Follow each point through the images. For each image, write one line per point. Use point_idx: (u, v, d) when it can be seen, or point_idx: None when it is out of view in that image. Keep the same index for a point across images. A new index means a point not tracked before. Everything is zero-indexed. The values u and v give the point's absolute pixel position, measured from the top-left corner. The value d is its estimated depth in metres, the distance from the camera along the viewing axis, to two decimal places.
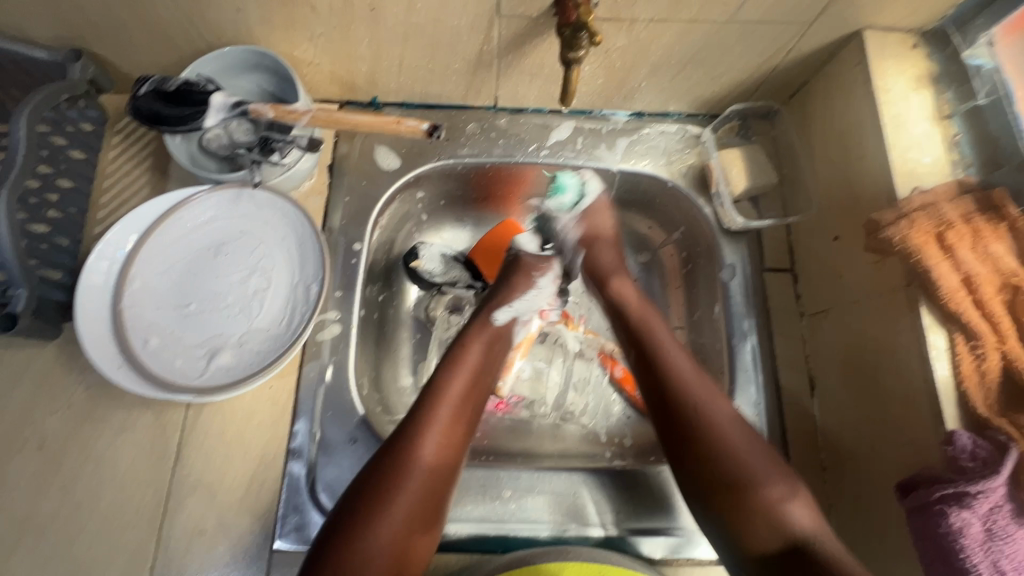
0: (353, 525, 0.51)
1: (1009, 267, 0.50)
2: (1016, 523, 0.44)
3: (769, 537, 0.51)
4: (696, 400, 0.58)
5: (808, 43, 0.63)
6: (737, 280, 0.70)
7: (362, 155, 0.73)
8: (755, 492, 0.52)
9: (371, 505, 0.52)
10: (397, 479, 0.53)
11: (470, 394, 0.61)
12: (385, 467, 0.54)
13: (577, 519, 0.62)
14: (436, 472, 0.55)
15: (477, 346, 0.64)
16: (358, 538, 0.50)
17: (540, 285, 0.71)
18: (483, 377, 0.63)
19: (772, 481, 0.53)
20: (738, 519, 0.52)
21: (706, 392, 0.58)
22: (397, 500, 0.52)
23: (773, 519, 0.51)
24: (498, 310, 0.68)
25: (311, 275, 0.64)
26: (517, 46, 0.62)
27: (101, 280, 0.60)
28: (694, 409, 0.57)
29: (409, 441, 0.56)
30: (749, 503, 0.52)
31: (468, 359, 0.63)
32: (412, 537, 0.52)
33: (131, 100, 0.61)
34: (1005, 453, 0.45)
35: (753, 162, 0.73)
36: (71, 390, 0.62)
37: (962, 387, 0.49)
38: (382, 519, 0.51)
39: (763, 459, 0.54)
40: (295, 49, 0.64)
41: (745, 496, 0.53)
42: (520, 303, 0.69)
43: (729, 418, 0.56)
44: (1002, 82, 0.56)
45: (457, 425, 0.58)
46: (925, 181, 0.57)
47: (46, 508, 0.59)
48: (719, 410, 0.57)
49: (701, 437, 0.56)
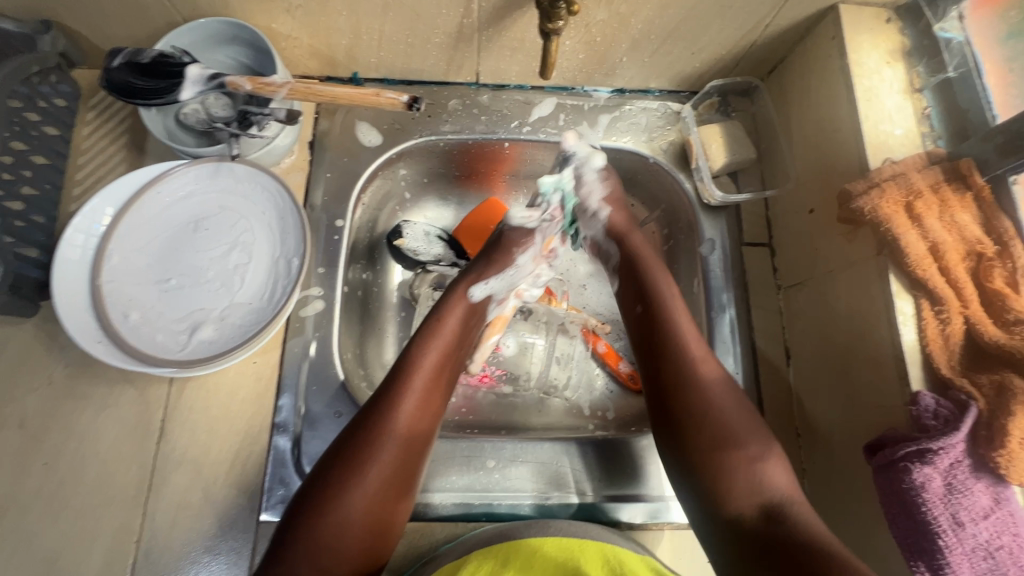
0: (328, 495, 0.52)
1: (973, 235, 0.52)
2: (974, 477, 0.46)
3: (744, 496, 0.54)
4: (694, 364, 0.59)
5: (785, 18, 0.64)
6: (716, 255, 0.72)
7: (343, 132, 0.73)
8: (733, 453, 0.55)
9: (345, 478, 0.52)
10: (372, 448, 0.54)
11: (444, 365, 0.61)
12: (360, 441, 0.54)
13: (559, 487, 0.63)
14: (410, 443, 0.56)
15: (452, 323, 0.64)
16: (333, 511, 0.51)
17: (518, 262, 0.70)
18: (457, 348, 0.63)
19: (751, 444, 0.55)
20: (716, 478, 0.55)
21: (703, 354, 0.60)
22: (371, 469, 0.53)
23: (750, 481, 0.54)
24: (474, 284, 0.67)
25: (293, 249, 0.64)
26: (497, 19, 0.62)
27: (77, 254, 0.60)
28: (686, 376, 0.59)
29: (382, 413, 0.56)
30: (724, 451, 0.55)
31: (444, 332, 0.62)
32: (388, 504, 0.53)
33: (104, 72, 0.59)
34: (964, 412, 0.47)
35: (733, 138, 0.74)
36: (51, 368, 0.62)
37: (927, 351, 0.51)
38: (358, 488, 0.52)
39: (740, 419, 0.57)
40: (273, 22, 0.64)
41: (722, 458, 0.55)
42: (497, 281, 0.68)
43: (721, 381, 0.59)
44: (970, 54, 0.58)
45: (433, 397, 0.59)
46: (895, 152, 0.59)
47: (29, 485, 0.58)
48: (714, 377, 0.59)
49: (689, 397, 0.58)
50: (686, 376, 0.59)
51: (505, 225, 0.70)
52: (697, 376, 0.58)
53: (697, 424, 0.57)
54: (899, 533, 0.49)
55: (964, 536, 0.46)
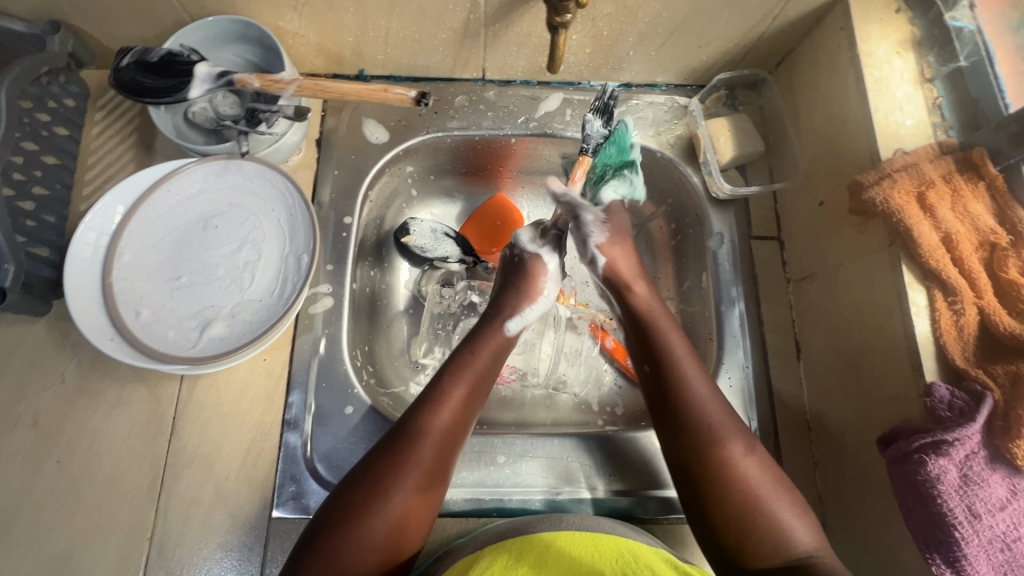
0: (371, 491, 0.52)
1: (987, 226, 0.52)
2: (990, 468, 0.46)
3: (765, 525, 0.52)
4: (702, 414, 0.57)
5: (794, 9, 0.63)
6: (724, 249, 0.71)
7: (350, 129, 0.73)
8: (749, 509, 0.52)
9: (363, 504, 0.52)
10: (394, 478, 0.53)
11: (473, 397, 0.60)
12: (382, 466, 0.54)
13: (570, 482, 0.63)
14: (431, 475, 0.55)
15: (481, 351, 0.64)
16: (351, 535, 0.50)
17: (546, 290, 0.69)
18: (486, 377, 0.63)
19: (781, 504, 0.53)
20: (744, 542, 0.52)
21: (718, 411, 0.57)
22: (414, 467, 0.54)
23: (775, 537, 0.51)
24: (511, 319, 0.66)
25: (302, 246, 0.64)
26: (504, 14, 0.62)
27: (89, 252, 0.60)
28: (708, 440, 0.55)
29: (408, 442, 0.55)
30: (750, 522, 0.52)
31: (473, 364, 0.62)
32: (404, 532, 0.53)
33: (114, 72, 0.60)
34: (980, 402, 0.47)
35: (741, 131, 0.73)
36: (64, 366, 0.62)
37: (941, 341, 0.51)
38: (400, 485, 0.53)
39: (736, 443, 0.55)
40: (280, 19, 0.64)
41: (741, 514, 0.52)
42: (530, 312, 0.68)
43: (731, 434, 0.56)
44: (982, 43, 0.57)
45: (460, 430, 0.58)
46: (906, 143, 0.58)
47: (43, 482, 0.59)
48: (722, 425, 0.56)
49: (717, 469, 0.54)
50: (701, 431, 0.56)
51: (518, 250, 0.70)
52: (710, 427, 0.56)
53: (716, 494, 0.53)
54: (914, 526, 0.48)
55: (980, 528, 0.45)
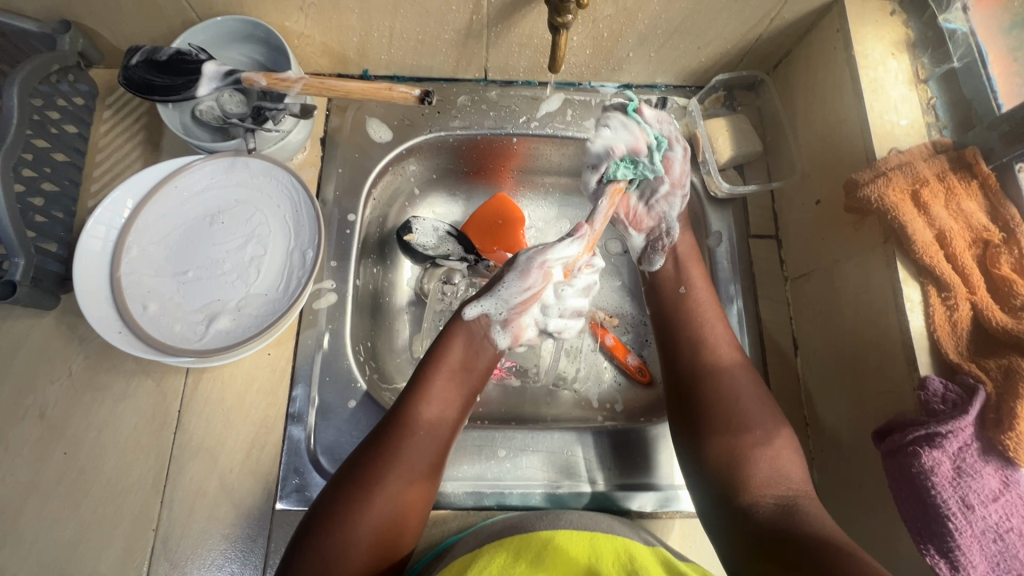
0: (356, 490, 0.53)
1: (980, 223, 0.53)
2: (983, 460, 0.47)
3: (762, 494, 0.54)
4: (715, 357, 0.62)
5: (792, 11, 0.65)
6: (723, 247, 0.73)
7: (354, 128, 0.74)
8: (748, 445, 0.57)
9: (348, 505, 0.53)
10: (375, 478, 0.54)
11: (451, 393, 0.61)
12: (363, 466, 0.55)
13: (570, 476, 0.64)
14: (412, 470, 0.55)
15: (457, 350, 0.63)
16: (337, 534, 0.51)
17: (511, 279, 0.64)
18: (465, 374, 0.63)
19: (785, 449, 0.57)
20: (742, 479, 0.55)
21: (729, 353, 0.62)
22: (395, 465, 0.55)
23: (772, 475, 0.55)
24: (467, 305, 0.65)
25: (307, 241, 0.65)
26: (506, 15, 0.63)
27: (99, 244, 0.61)
28: (713, 379, 0.60)
29: (385, 443, 0.56)
30: (745, 460, 0.56)
31: (450, 360, 0.62)
32: (391, 528, 0.53)
33: (124, 70, 0.61)
34: (973, 395, 0.48)
35: (739, 131, 0.75)
36: (70, 360, 0.63)
37: (935, 337, 0.51)
38: (387, 477, 0.54)
39: (755, 397, 0.59)
40: (287, 20, 0.65)
41: (742, 445, 0.57)
42: (490, 299, 0.65)
43: (740, 376, 0.60)
44: (975, 45, 0.58)
45: (438, 427, 0.59)
46: (901, 142, 0.59)
47: (50, 474, 0.60)
48: (729, 368, 0.61)
49: (730, 419, 0.58)
50: (707, 373, 0.61)
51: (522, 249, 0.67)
52: (716, 366, 0.61)
53: (723, 429, 0.58)
54: (908, 518, 0.49)
55: (973, 519, 0.46)
